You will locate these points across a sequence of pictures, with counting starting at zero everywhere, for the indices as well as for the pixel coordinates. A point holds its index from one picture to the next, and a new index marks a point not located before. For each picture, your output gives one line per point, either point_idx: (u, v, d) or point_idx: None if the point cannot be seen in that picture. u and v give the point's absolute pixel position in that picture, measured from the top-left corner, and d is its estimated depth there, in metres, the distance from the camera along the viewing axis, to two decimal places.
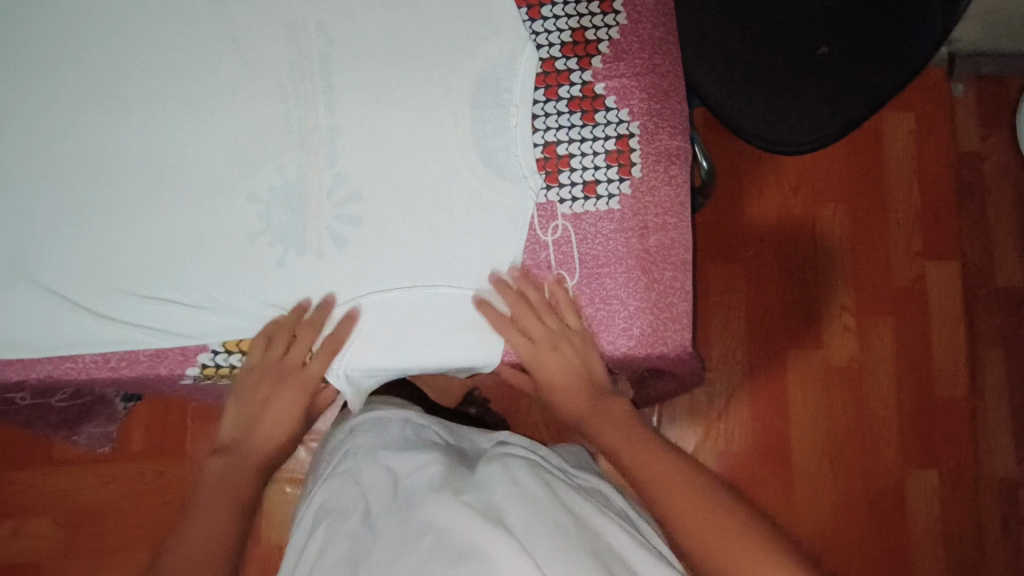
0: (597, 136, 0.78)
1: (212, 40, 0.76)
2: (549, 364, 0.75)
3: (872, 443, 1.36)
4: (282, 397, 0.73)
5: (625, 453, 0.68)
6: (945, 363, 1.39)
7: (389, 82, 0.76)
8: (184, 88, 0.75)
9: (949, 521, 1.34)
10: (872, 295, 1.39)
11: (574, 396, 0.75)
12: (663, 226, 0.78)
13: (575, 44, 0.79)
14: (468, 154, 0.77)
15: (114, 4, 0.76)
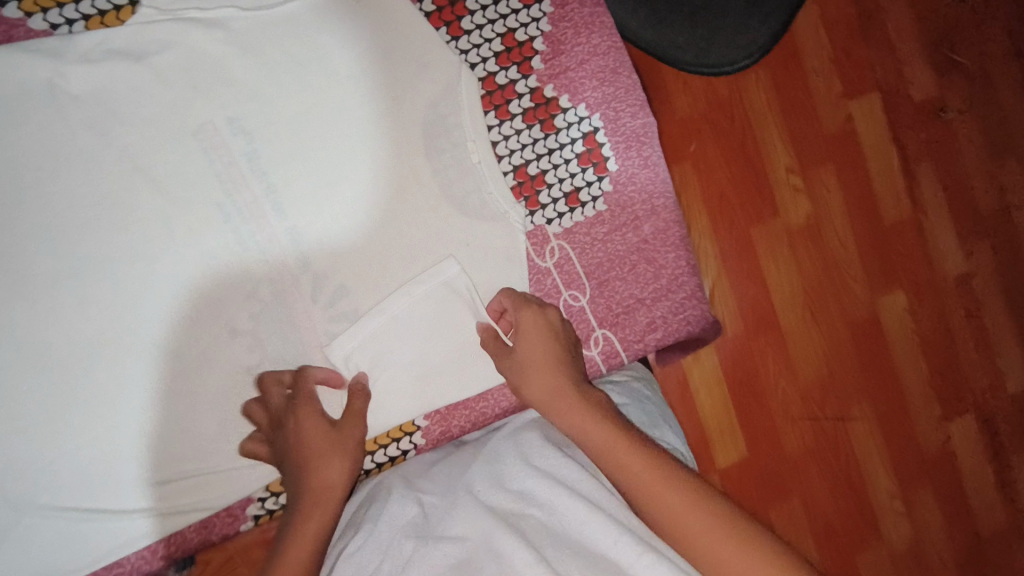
0: (563, 143, 0.73)
1: (117, 177, 0.65)
2: (529, 348, 0.68)
3: (844, 288, 1.22)
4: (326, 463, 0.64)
5: (593, 439, 0.60)
6: (886, 187, 1.23)
7: (331, 158, 0.69)
8: (111, 243, 0.65)
9: (924, 335, 1.26)
10: (807, 145, 1.19)
11: (545, 381, 0.66)
12: (653, 211, 0.76)
13: (509, 51, 0.72)
14: (440, 207, 0.72)
15: None
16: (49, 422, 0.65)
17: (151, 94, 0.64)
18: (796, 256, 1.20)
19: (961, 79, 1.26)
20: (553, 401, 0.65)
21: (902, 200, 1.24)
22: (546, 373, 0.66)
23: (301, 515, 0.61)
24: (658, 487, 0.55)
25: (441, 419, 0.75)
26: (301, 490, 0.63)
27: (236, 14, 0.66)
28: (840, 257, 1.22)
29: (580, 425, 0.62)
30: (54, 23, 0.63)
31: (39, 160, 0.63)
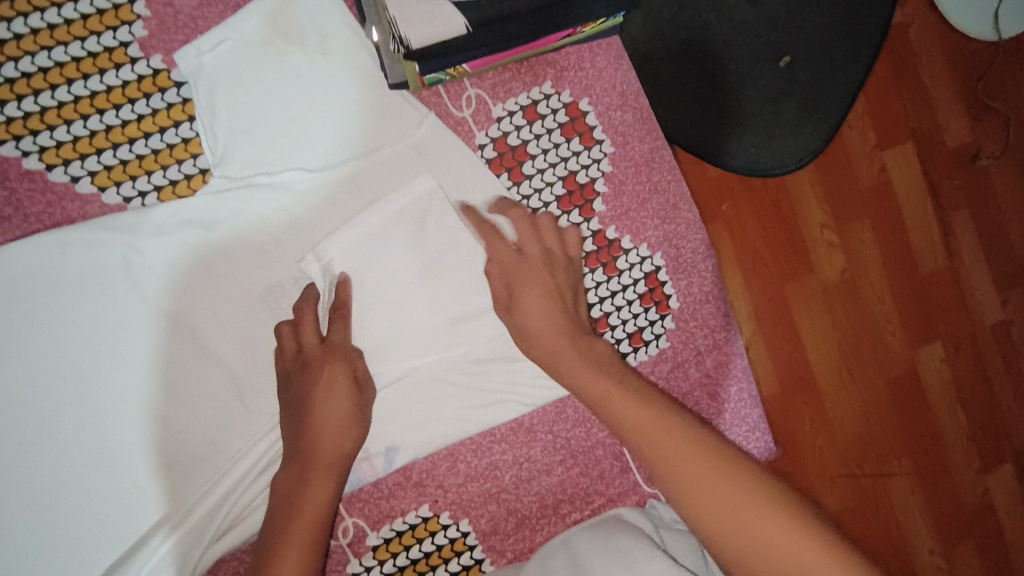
0: (625, 284, 0.73)
1: (193, 342, 0.65)
2: (528, 317, 0.63)
3: (882, 349, 1.10)
4: (327, 396, 0.62)
5: (640, 435, 0.53)
6: (920, 238, 1.11)
7: (389, 298, 0.68)
8: (187, 407, 0.65)
9: (962, 390, 1.15)
10: (842, 202, 1.07)
11: (544, 324, 0.63)
12: (715, 345, 0.76)
13: (571, 194, 0.72)
14: (502, 350, 0.71)
15: (63, 348, 0.62)
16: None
17: (222, 259, 0.65)
18: (833, 315, 1.07)
19: (1000, 129, 1.13)
20: (588, 392, 0.59)
21: (938, 247, 1.12)
22: (559, 351, 0.62)
23: (292, 503, 0.60)
24: (712, 482, 0.48)
25: (507, 563, 0.72)
26: (286, 476, 0.61)
27: (305, 176, 0.66)
28: (883, 319, 1.10)
29: (624, 421, 0.55)
30: (128, 196, 0.64)
31: (110, 329, 0.63)
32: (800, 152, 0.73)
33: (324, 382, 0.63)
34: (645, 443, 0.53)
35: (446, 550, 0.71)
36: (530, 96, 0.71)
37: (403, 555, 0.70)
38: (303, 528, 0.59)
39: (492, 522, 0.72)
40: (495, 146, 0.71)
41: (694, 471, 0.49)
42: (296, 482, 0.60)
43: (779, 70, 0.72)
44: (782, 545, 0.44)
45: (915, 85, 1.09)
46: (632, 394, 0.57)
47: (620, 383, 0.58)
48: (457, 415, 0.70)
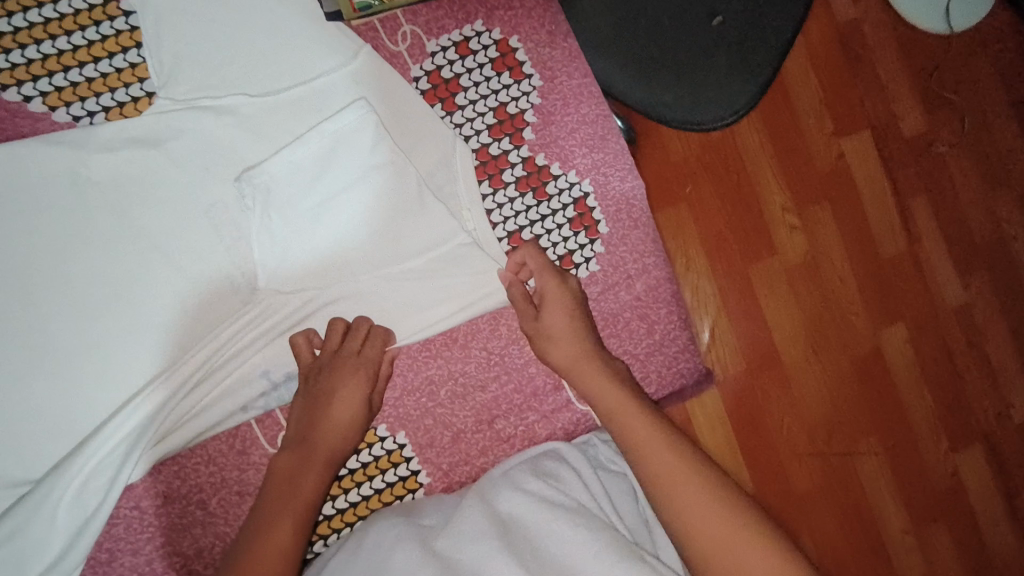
0: (555, 208, 0.77)
1: (138, 251, 0.68)
2: (553, 322, 0.71)
3: (845, 332, 1.11)
4: (342, 398, 0.68)
5: (629, 429, 0.64)
6: (880, 222, 1.12)
7: (324, 223, 0.70)
8: (130, 313, 0.68)
9: (928, 378, 1.14)
10: (801, 185, 1.09)
11: (567, 353, 0.70)
12: (644, 269, 0.79)
13: (501, 123, 0.76)
14: (435, 264, 0.73)
15: (15, 256, 0.66)
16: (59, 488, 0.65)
17: (165, 176, 0.69)
18: (794, 291, 1.08)
19: (956, 118, 1.14)
20: (572, 365, 0.70)
21: (896, 226, 1.13)
22: (569, 354, 0.70)
23: (291, 482, 0.64)
24: (678, 466, 0.59)
25: (442, 477, 0.75)
26: (289, 466, 0.65)
27: (246, 100, 0.70)
28: (843, 296, 1.11)
29: (616, 410, 0.65)
30: (77, 115, 0.69)
31: (57, 237, 0.67)
32: (730, 104, 0.76)
33: (342, 392, 0.68)
34: (620, 421, 0.64)
35: (382, 461, 0.73)
36: (462, 33, 0.76)
37: (340, 466, 0.72)
38: (293, 508, 0.63)
39: (428, 436, 0.74)
40: (429, 78, 0.76)
41: (665, 458, 0.60)
42: (296, 465, 0.65)
43: (711, 30, 0.75)
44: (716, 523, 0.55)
45: (868, 71, 1.12)
46: (617, 388, 0.67)
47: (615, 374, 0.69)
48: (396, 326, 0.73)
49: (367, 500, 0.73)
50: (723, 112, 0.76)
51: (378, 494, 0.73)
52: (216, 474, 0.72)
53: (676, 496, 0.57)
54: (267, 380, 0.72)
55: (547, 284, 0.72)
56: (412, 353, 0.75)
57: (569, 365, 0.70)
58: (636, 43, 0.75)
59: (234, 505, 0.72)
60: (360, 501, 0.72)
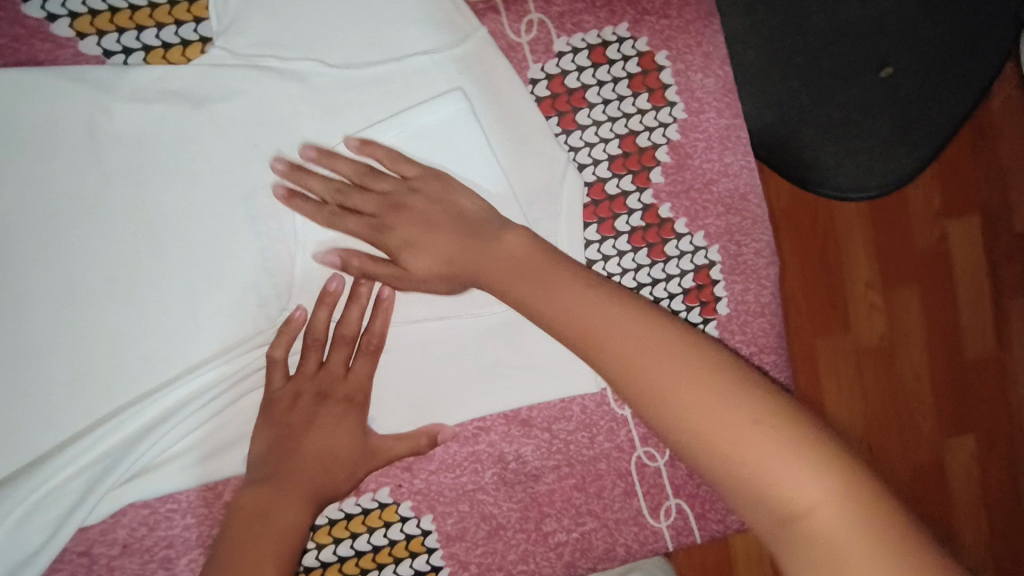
0: (671, 274, 0.62)
1: (153, 230, 0.54)
2: (416, 260, 0.51)
3: (909, 436, 0.90)
4: (330, 424, 0.54)
5: (597, 334, 0.40)
6: (973, 320, 0.91)
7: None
8: (127, 308, 0.53)
9: (989, 499, 0.93)
10: (894, 261, 0.88)
11: (422, 217, 0.50)
12: (761, 369, 0.64)
13: (627, 156, 0.61)
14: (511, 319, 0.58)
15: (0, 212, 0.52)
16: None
17: (202, 144, 0.54)
18: (863, 383, 0.87)
19: None
20: (469, 274, 0.49)
21: (988, 329, 0.92)
22: (450, 241, 0.50)
23: (266, 520, 0.50)
24: (630, 344, 0.39)
25: None
26: (262, 498, 0.51)
27: (322, 69, 0.56)
28: (914, 400, 0.90)
29: (571, 309, 0.42)
30: (108, 49, 0.55)
31: (51, 192, 0.52)
32: (875, 174, 0.65)
33: (328, 421, 0.54)
34: (579, 332, 0.41)
35: (399, 547, 0.58)
36: (601, 35, 0.61)
37: (345, 545, 0.57)
38: (270, 556, 0.49)
39: (460, 525, 0.59)
40: (550, 84, 0.60)
41: (623, 353, 0.39)
42: (271, 498, 0.51)
43: (876, 83, 0.63)
44: (716, 414, 0.35)
45: (990, 163, 0.90)
46: (528, 264, 0.46)
47: (504, 258, 0.47)
48: (464, 388, 0.58)
49: None
50: (868, 184, 0.65)
51: None
52: (190, 531, 0.55)
53: (649, 394, 0.37)
54: None
55: (389, 222, 0.51)
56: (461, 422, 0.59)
57: (451, 280, 0.51)
58: (786, 88, 0.64)
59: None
60: None
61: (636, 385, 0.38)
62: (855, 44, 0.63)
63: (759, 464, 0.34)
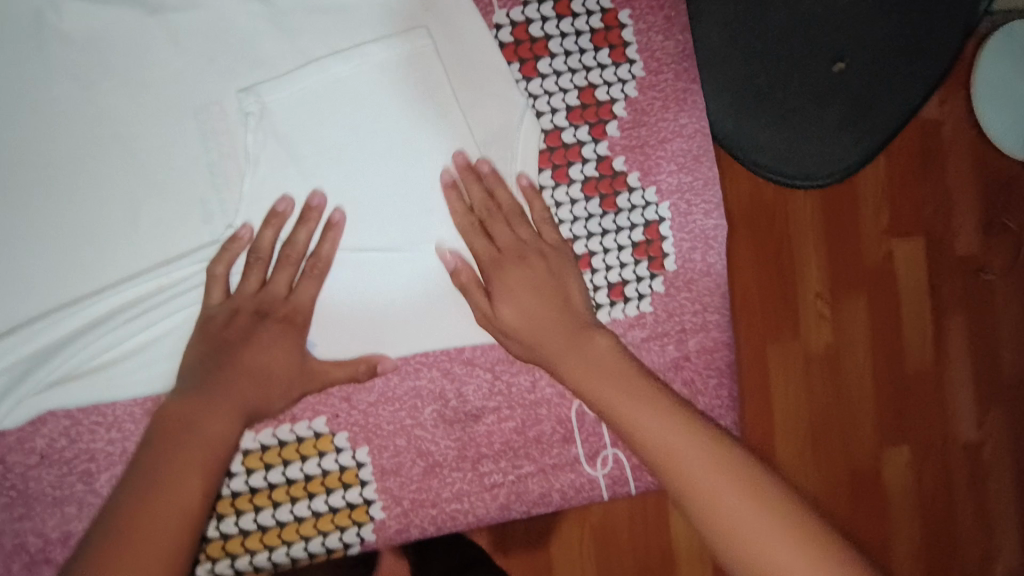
0: (621, 226, 0.63)
1: (96, 133, 0.52)
2: (512, 302, 0.55)
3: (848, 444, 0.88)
4: (272, 338, 0.54)
5: (642, 436, 0.48)
6: (918, 334, 0.90)
7: (345, 167, 0.56)
8: (64, 210, 0.52)
9: (925, 515, 0.92)
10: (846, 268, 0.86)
11: (532, 299, 0.55)
12: (704, 326, 0.65)
13: (584, 108, 0.62)
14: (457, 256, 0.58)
15: None
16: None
17: (155, 53, 0.53)
18: (808, 382, 0.87)
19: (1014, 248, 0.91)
20: (543, 340, 0.55)
21: (928, 342, 0.91)
22: (549, 331, 0.55)
23: (190, 432, 0.49)
24: (667, 437, 0.47)
25: (402, 513, 0.59)
26: (186, 413, 0.49)
27: None
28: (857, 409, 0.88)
29: (614, 396, 0.50)
30: None
31: None
32: (830, 167, 0.66)
33: (268, 336, 0.54)
34: (622, 417, 0.49)
35: (331, 478, 0.58)
36: None
37: (276, 471, 0.57)
38: (194, 474, 0.47)
39: (396, 459, 0.59)
40: (514, 31, 0.61)
41: (655, 429, 0.47)
42: (197, 411, 0.50)
43: (833, 77, 0.65)
44: (728, 503, 0.43)
45: (941, 178, 0.88)
46: (590, 350, 0.54)
47: (583, 348, 0.54)
48: (409, 320, 0.59)
49: (299, 523, 0.57)
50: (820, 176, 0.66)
51: (315, 518, 0.57)
52: (115, 444, 0.54)
53: (661, 458, 0.46)
54: None
55: (505, 271, 0.56)
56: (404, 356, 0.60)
57: (509, 334, 0.56)
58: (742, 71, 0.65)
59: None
60: (289, 522, 0.57)
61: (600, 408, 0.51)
62: (814, 37, 0.65)
63: (699, 489, 0.44)
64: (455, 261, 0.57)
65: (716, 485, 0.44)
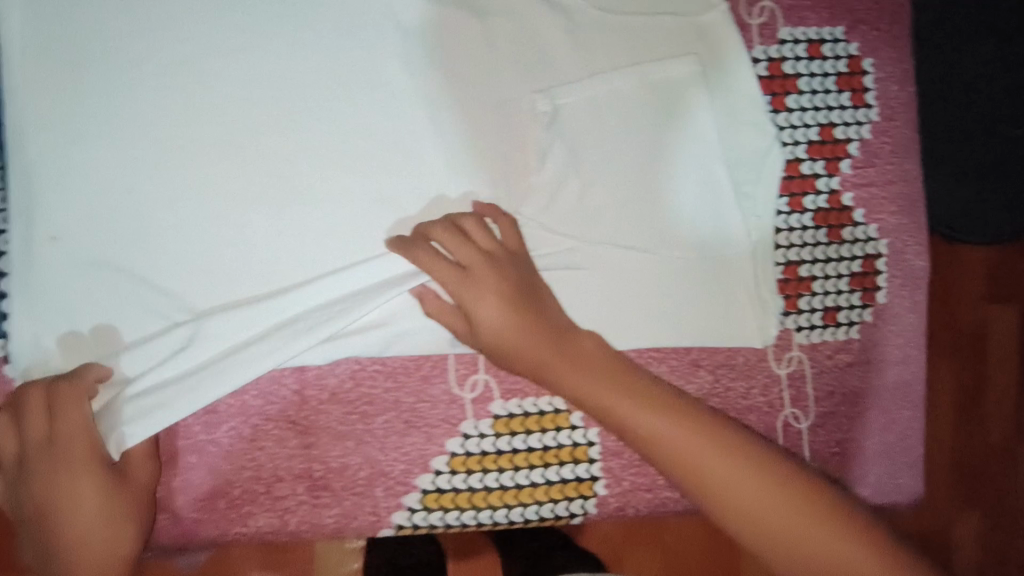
0: (842, 256, 0.68)
1: (420, 114, 0.59)
2: (486, 321, 0.54)
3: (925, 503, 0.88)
4: (479, 279, 0.54)
5: (699, 473, 0.52)
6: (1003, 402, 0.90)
7: (615, 172, 0.63)
8: (390, 177, 0.58)
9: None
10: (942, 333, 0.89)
11: (513, 337, 0.54)
12: (904, 360, 0.69)
13: (823, 144, 0.67)
14: (694, 264, 0.65)
15: (296, 69, 0.56)
16: (187, 374, 0.51)
17: (476, 51, 0.60)
18: None
19: None
20: (542, 361, 0.55)
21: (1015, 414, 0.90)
22: (552, 357, 0.55)
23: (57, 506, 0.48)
24: (738, 486, 0.51)
25: (620, 493, 0.65)
26: (43, 472, 0.48)
27: (586, 8, 0.61)
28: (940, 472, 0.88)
29: (654, 433, 0.53)
30: None
31: (335, 65, 0.57)
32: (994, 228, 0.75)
33: (480, 274, 0.54)
34: (642, 437, 0.53)
35: (565, 452, 0.64)
36: (820, 33, 0.67)
37: (519, 439, 0.63)
38: (95, 500, 0.48)
39: (620, 442, 0.64)
40: (769, 66, 0.66)
41: (730, 485, 0.51)
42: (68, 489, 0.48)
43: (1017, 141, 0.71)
44: (836, 560, 0.48)
45: None
46: (583, 366, 0.55)
47: (579, 357, 0.55)
48: (646, 317, 0.64)
49: (533, 488, 0.63)
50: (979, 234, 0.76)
51: (547, 486, 0.63)
52: (391, 394, 0.61)
53: (733, 515, 0.50)
54: None
55: (460, 291, 0.54)
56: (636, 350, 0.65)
57: (490, 351, 0.55)
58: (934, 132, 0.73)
59: (396, 433, 0.61)
60: (526, 486, 0.63)
61: (615, 424, 0.54)
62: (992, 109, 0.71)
63: (796, 538, 0.49)
64: (418, 289, 0.57)
65: (808, 535, 0.49)
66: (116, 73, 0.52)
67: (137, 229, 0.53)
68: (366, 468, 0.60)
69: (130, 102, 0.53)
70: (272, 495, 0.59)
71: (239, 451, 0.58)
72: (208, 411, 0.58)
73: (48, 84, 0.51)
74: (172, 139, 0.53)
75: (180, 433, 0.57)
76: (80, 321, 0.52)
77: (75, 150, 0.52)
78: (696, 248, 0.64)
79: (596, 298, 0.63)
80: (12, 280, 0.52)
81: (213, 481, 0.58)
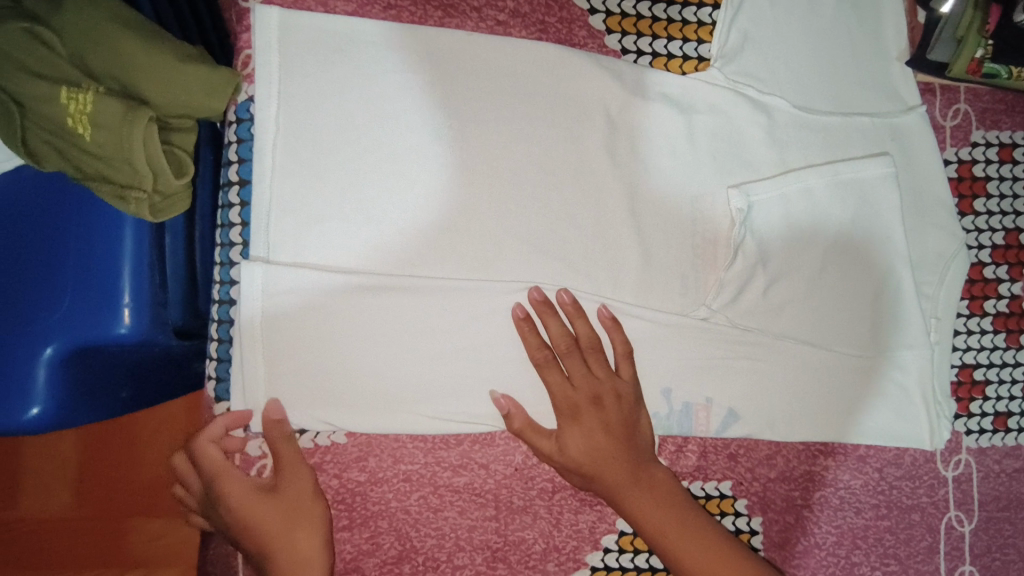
0: (1019, 361, 0.67)
1: (619, 203, 0.61)
2: (579, 446, 0.58)
3: None
4: (579, 438, 0.58)
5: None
6: None
7: (801, 266, 0.62)
8: (587, 266, 0.60)
9: None
10: None
11: (594, 454, 0.58)
12: None
13: (1008, 249, 0.67)
14: (869, 361, 0.65)
15: (512, 163, 0.59)
16: (380, 405, 0.58)
17: (676, 146, 0.62)
18: None
19: None
20: (608, 475, 0.58)
21: None
22: (610, 466, 0.58)
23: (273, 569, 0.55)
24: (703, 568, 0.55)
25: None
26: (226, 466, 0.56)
27: (786, 107, 0.63)
28: None
29: (673, 533, 0.56)
30: (627, 48, 0.63)
31: (541, 159, 0.60)
32: None
33: (582, 375, 0.58)
34: (657, 532, 0.57)
35: None
36: (1013, 136, 0.67)
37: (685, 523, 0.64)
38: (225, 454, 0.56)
39: (784, 533, 0.65)
40: (959, 167, 0.66)
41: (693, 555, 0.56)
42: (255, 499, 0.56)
43: None
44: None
45: None
46: (650, 491, 0.58)
47: (646, 479, 0.58)
48: (816, 413, 0.64)
49: None
50: None
51: None
52: None
53: None
54: (668, 401, 0.62)
55: (569, 438, 0.58)
56: (804, 444, 0.66)
57: (570, 469, 0.59)
58: None
59: (572, 510, 0.63)
60: None
61: (619, 497, 0.58)
62: None
63: None
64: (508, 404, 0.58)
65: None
66: (356, 151, 0.57)
67: (350, 298, 0.56)
68: (541, 541, 0.62)
69: (362, 188, 0.57)
70: (453, 564, 0.61)
71: (426, 519, 0.61)
72: (404, 479, 0.60)
73: (294, 172, 0.56)
74: (394, 228, 0.58)
75: (375, 499, 0.60)
76: (302, 395, 0.57)
77: (314, 230, 0.57)
78: (874, 346, 0.64)
79: (772, 390, 0.64)
80: (250, 319, 0.55)
81: (403, 545, 0.60)
